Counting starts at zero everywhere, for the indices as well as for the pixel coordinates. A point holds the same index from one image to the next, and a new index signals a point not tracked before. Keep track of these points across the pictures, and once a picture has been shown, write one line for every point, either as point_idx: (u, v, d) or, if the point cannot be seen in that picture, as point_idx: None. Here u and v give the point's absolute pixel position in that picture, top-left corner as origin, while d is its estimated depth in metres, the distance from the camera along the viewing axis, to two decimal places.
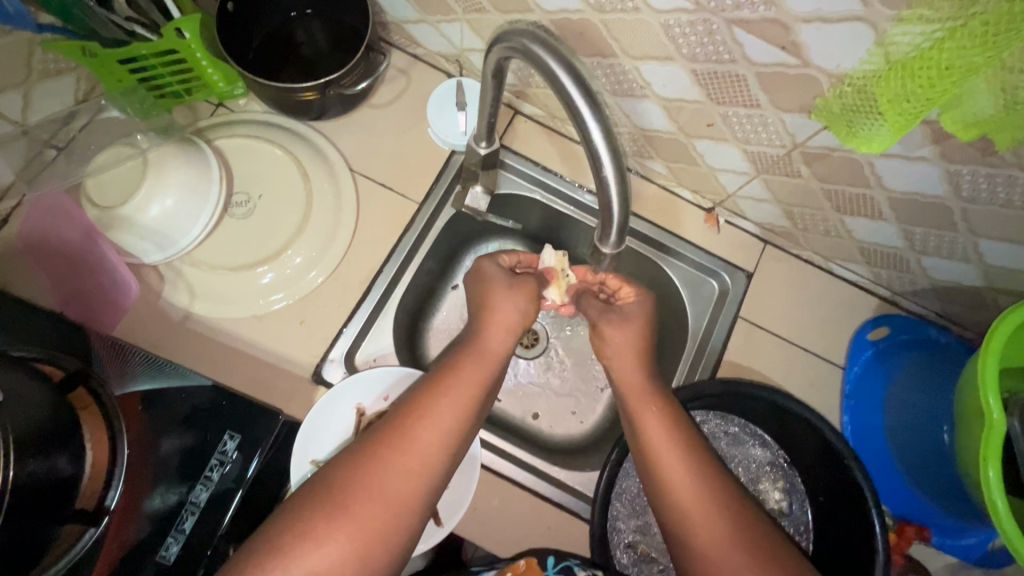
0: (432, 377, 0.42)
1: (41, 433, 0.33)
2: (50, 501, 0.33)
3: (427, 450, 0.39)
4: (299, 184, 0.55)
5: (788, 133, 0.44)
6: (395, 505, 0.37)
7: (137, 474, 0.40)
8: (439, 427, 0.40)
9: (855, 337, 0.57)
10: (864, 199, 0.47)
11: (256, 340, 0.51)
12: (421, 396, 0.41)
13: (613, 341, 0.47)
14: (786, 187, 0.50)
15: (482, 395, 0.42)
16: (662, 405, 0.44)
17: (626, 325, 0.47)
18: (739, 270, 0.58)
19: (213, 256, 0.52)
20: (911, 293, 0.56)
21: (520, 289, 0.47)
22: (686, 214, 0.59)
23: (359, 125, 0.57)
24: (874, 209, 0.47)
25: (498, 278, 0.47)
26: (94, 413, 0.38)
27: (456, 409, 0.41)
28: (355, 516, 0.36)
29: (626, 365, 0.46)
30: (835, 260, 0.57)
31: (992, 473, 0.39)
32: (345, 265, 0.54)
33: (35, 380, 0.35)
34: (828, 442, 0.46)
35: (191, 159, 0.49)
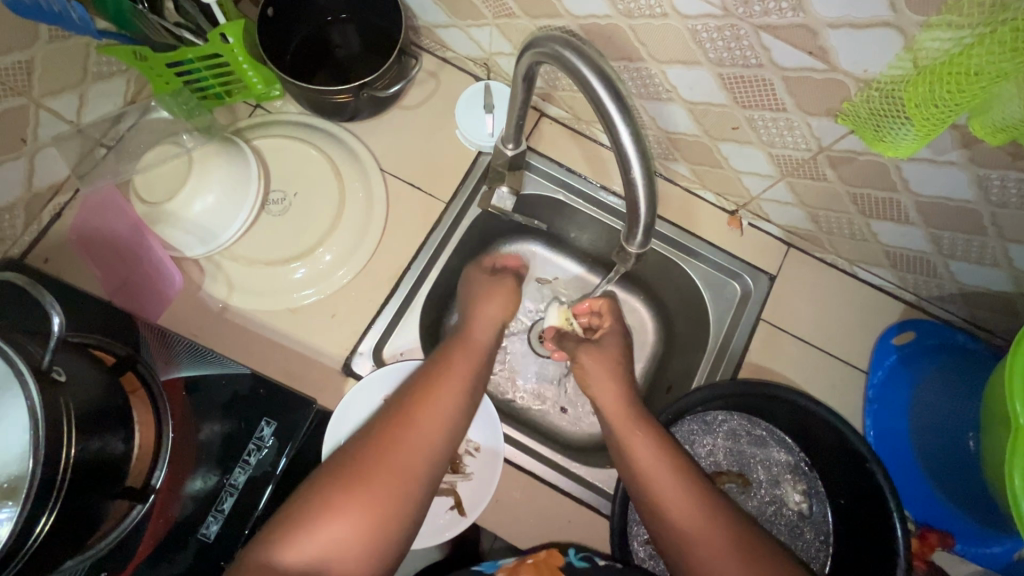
0: (429, 367, 0.46)
1: (96, 416, 0.36)
2: (103, 479, 0.36)
3: (429, 425, 0.42)
4: (332, 184, 0.57)
5: (815, 136, 0.44)
6: (404, 474, 0.40)
7: (181, 457, 0.42)
8: (439, 407, 0.43)
9: (879, 342, 0.57)
10: (890, 203, 0.47)
11: (289, 332, 0.53)
12: (421, 382, 0.45)
13: (591, 368, 0.52)
14: (811, 190, 0.50)
15: (474, 377, 0.47)
16: (650, 430, 0.46)
17: (602, 355, 0.53)
18: (761, 272, 0.59)
19: (250, 251, 0.54)
20: (937, 298, 0.55)
21: (501, 287, 0.53)
22: (709, 216, 0.60)
23: (389, 126, 0.59)
24: (900, 213, 0.47)
25: (482, 279, 0.54)
26: (142, 398, 0.42)
27: (454, 390, 0.45)
28: (366, 481, 0.39)
29: (609, 394, 0.50)
30: (859, 264, 0.57)
31: (1019, 482, 0.39)
32: (375, 262, 0.55)
33: (90, 364, 0.38)
34: (851, 446, 0.45)
35: (230, 158, 0.51)
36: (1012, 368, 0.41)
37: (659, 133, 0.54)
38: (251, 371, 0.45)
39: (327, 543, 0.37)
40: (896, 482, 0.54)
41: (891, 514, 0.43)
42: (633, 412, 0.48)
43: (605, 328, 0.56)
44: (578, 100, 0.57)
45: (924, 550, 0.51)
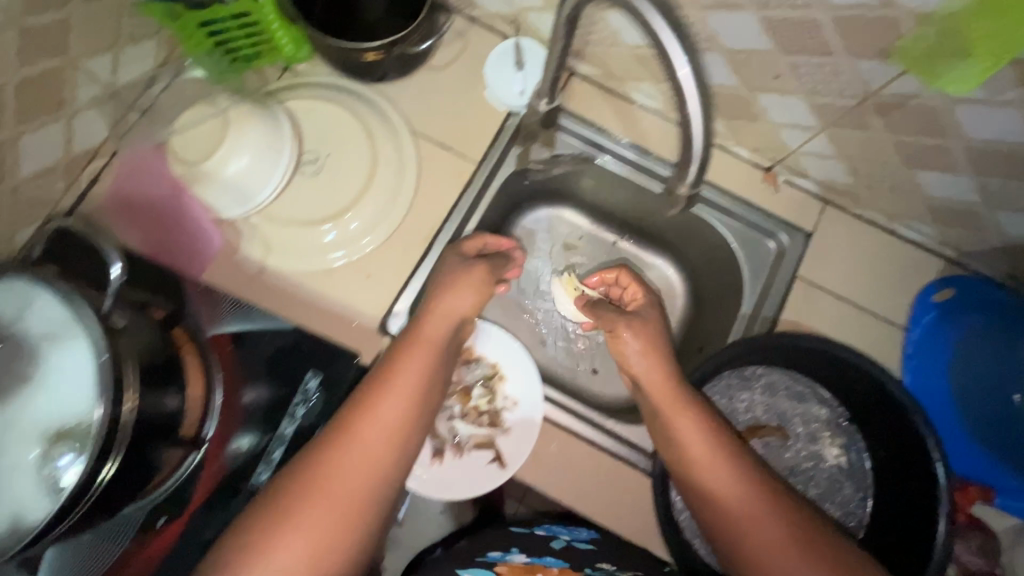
0: (367, 379, 0.44)
1: (150, 366, 0.36)
2: (161, 428, 0.37)
3: (370, 449, 0.40)
4: (363, 143, 0.57)
5: (862, 81, 0.43)
6: (350, 497, 0.38)
7: (230, 407, 0.43)
8: (381, 422, 0.41)
9: (918, 300, 0.55)
10: (938, 150, 0.45)
11: (326, 292, 0.53)
12: (360, 395, 0.42)
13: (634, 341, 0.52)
14: (852, 141, 0.49)
15: (422, 382, 0.44)
16: (696, 410, 0.47)
17: (646, 327, 0.53)
18: (799, 230, 0.58)
19: (286, 211, 0.54)
20: (979, 253, 0.54)
21: (467, 279, 0.49)
22: (743, 174, 0.59)
23: (419, 87, 0.59)
24: (948, 161, 0.46)
25: (458, 267, 0.50)
26: (192, 348, 0.42)
27: (400, 402, 0.42)
28: (306, 516, 0.37)
29: (651, 366, 0.50)
30: (898, 220, 0.56)
31: None
32: (407, 222, 0.56)
33: (140, 316, 0.38)
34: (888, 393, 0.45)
35: (264, 117, 0.51)
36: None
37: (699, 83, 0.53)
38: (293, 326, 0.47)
39: None
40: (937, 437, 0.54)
41: (932, 459, 0.43)
42: (679, 390, 0.48)
43: (639, 299, 0.57)
44: (611, 56, 0.55)
45: (964, 504, 0.52)
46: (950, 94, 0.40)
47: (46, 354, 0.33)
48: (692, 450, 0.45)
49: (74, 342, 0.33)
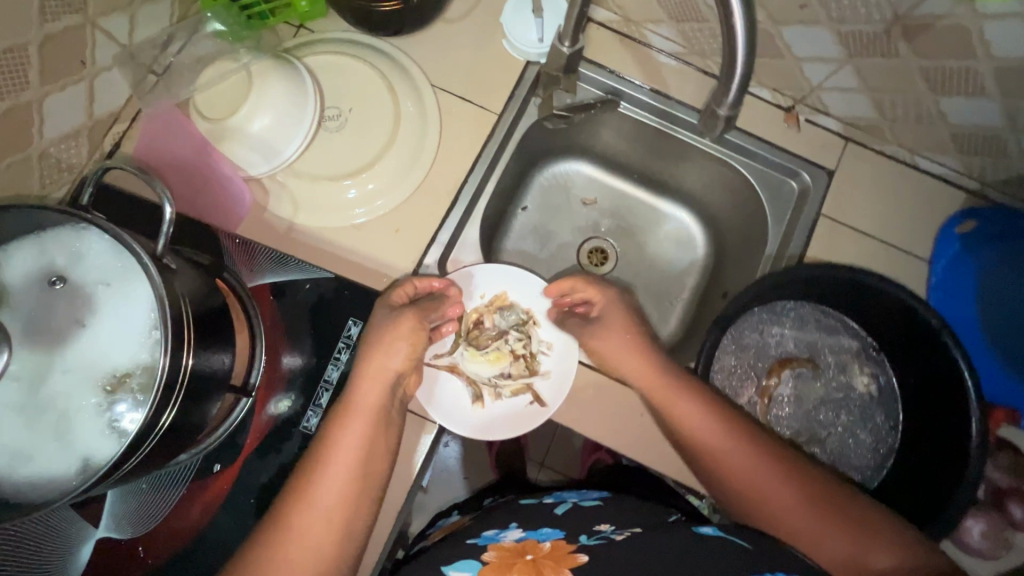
0: (308, 456, 0.45)
1: (201, 316, 0.38)
2: (215, 381, 0.39)
3: (311, 532, 0.41)
4: (386, 98, 0.56)
5: (890, 4, 0.43)
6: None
7: (274, 347, 0.50)
8: (318, 504, 0.42)
9: (942, 232, 0.55)
10: (965, 73, 0.46)
11: (356, 245, 0.53)
12: (299, 476, 0.43)
13: (608, 347, 0.54)
14: (877, 70, 0.49)
15: (364, 455, 0.44)
16: (697, 404, 0.48)
17: (608, 334, 0.54)
18: (820, 167, 0.57)
19: (310, 167, 0.54)
20: (1002, 181, 0.55)
21: (398, 331, 0.48)
22: (766, 114, 0.57)
23: (436, 40, 0.58)
24: (975, 83, 0.46)
25: (384, 320, 0.49)
26: (235, 303, 0.45)
27: (340, 480, 0.43)
28: None
29: (639, 366, 0.52)
30: (921, 152, 0.56)
31: None
32: (435, 176, 0.55)
33: (189, 266, 0.39)
34: (920, 319, 0.46)
35: (288, 71, 0.50)
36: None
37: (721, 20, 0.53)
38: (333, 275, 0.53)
39: None
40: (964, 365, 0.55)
41: (961, 373, 0.44)
42: (672, 382, 0.50)
43: (598, 301, 0.57)
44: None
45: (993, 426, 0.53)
46: (985, 7, 0.40)
47: (99, 300, 0.34)
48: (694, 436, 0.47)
49: (134, 293, 0.34)
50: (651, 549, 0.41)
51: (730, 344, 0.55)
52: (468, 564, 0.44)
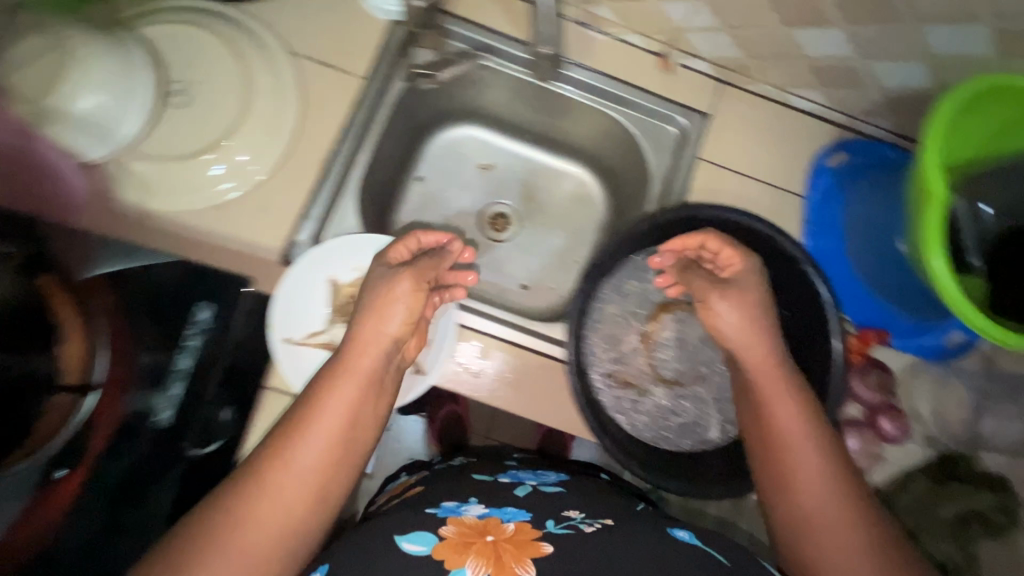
0: (289, 425, 0.57)
1: (4, 310, 0.53)
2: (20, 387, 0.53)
3: (292, 483, 0.54)
4: (231, 63, 0.67)
5: None
6: (262, 538, 0.52)
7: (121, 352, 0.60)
8: (301, 460, 0.55)
9: (812, 164, 0.72)
10: (812, 6, 0.55)
11: (228, 231, 0.66)
12: (275, 444, 0.55)
13: (725, 311, 0.67)
14: (730, 4, 0.60)
15: (345, 435, 0.58)
16: (779, 369, 0.63)
17: (738, 296, 0.67)
18: (696, 111, 0.72)
19: (153, 151, 0.64)
20: (794, 86, 0.71)
21: (409, 296, 0.64)
22: (642, 61, 0.73)
23: (293, 8, 0.70)
24: (819, 13, 0.56)
25: (381, 278, 0.66)
26: (62, 300, 0.56)
27: (323, 447, 0.56)
28: (232, 542, 0.51)
29: (735, 318, 0.66)
30: (790, 90, 0.72)
31: (939, 262, 0.52)
32: (302, 146, 0.68)
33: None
34: (789, 250, 0.67)
35: (113, 52, 0.59)
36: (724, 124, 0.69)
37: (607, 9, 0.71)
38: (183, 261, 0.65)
39: None
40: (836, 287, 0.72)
41: (817, 285, 0.66)
42: (771, 351, 0.64)
43: (735, 265, 0.67)
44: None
45: (860, 345, 0.70)
46: None
47: None
48: (777, 434, 0.60)
49: None
50: (610, 553, 0.53)
51: (607, 288, 0.76)
52: (423, 537, 0.53)
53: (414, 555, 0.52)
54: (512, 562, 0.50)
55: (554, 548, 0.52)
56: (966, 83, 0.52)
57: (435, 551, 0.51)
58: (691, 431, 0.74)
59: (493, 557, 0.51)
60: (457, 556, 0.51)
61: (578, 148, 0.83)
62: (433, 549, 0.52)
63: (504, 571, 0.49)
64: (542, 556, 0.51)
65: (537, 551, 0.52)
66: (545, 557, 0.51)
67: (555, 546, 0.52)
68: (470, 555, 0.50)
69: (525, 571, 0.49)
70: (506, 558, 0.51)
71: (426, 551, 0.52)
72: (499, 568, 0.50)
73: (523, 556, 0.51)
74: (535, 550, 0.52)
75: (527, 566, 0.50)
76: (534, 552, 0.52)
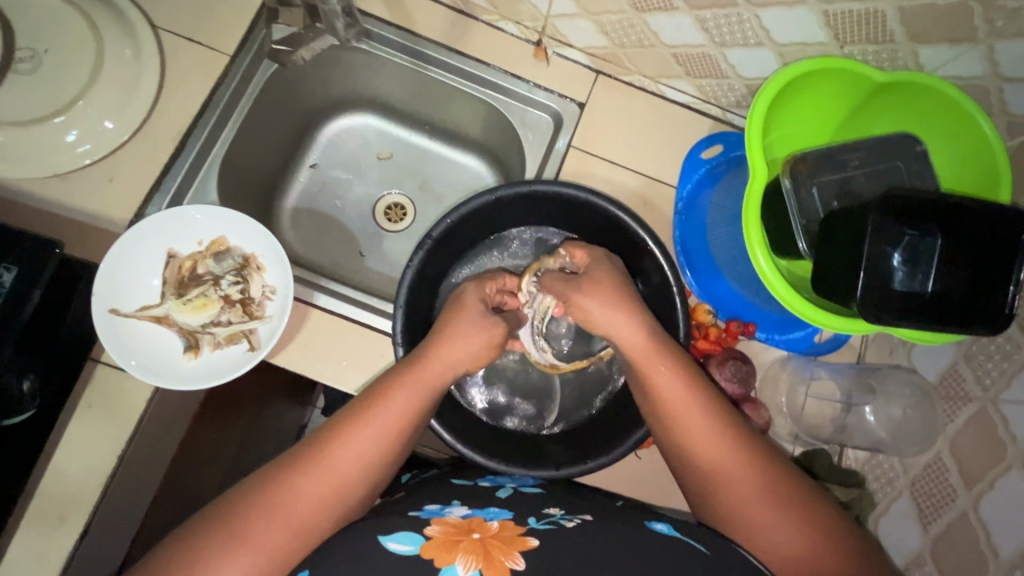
0: (348, 411, 0.69)
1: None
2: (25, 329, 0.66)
3: (339, 463, 0.65)
4: (127, 40, 0.90)
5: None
6: (319, 502, 0.63)
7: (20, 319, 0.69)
8: (344, 446, 0.65)
9: (691, 159, 0.97)
10: (740, 16, 0.80)
11: (172, 225, 0.85)
12: (340, 423, 0.67)
13: (586, 297, 0.81)
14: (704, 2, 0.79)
15: (399, 426, 0.69)
16: (668, 366, 0.73)
17: (593, 284, 0.81)
18: (630, 159, 1.00)
19: (70, 137, 0.87)
20: (731, 109, 0.99)
21: (481, 333, 0.80)
22: (650, 26, 0.88)
23: (223, 35, 0.96)
24: (752, 25, 0.80)
25: (471, 306, 0.82)
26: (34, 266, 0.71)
27: (373, 435, 0.67)
28: (301, 494, 0.62)
29: (624, 326, 0.77)
30: (732, 112, 1.00)
31: (762, 260, 0.72)
32: (464, 293, 0.85)
33: None
34: (638, 237, 0.83)
35: (67, 31, 0.88)
36: (748, 139, 0.73)
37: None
38: (166, 252, 0.86)
39: (260, 543, 0.59)
40: (701, 277, 0.95)
41: (674, 289, 0.82)
42: (652, 351, 0.74)
43: (584, 257, 0.86)
44: None
45: (729, 338, 0.91)
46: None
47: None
48: (666, 400, 0.71)
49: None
50: (588, 543, 0.60)
51: (465, 266, 0.96)
52: (408, 538, 0.59)
53: (402, 553, 0.57)
54: (500, 556, 0.56)
55: (538, 542, 0.59)
56: (759, 112, 0.72)
57: (424, 549, 0.57)
58: (529, 416, 0.94)
59: (482, 553, 0.56)
60: (447, 553, 0.56)
61: (537, 113, 1.03)
62: (422, 548, 0.57)
63: (494, 563, 0.55)
64: (528, 548, 0.57)
65: (522, 544, 0.58)
66: (530, 549, 0.57)
67: (540, 540, 0.59)
68: (460, 551, 0.56)
69: (513, 561, 0.55)
70: (494, 552, 0.56)
71: (413, 549, 0.57)
72: (489, 561, 0.55)
73: (511, 549, 0.57)
74: (521, 543, 0.58)
75: (516, 558, 0.55)
76: (520, 545, 0.58)
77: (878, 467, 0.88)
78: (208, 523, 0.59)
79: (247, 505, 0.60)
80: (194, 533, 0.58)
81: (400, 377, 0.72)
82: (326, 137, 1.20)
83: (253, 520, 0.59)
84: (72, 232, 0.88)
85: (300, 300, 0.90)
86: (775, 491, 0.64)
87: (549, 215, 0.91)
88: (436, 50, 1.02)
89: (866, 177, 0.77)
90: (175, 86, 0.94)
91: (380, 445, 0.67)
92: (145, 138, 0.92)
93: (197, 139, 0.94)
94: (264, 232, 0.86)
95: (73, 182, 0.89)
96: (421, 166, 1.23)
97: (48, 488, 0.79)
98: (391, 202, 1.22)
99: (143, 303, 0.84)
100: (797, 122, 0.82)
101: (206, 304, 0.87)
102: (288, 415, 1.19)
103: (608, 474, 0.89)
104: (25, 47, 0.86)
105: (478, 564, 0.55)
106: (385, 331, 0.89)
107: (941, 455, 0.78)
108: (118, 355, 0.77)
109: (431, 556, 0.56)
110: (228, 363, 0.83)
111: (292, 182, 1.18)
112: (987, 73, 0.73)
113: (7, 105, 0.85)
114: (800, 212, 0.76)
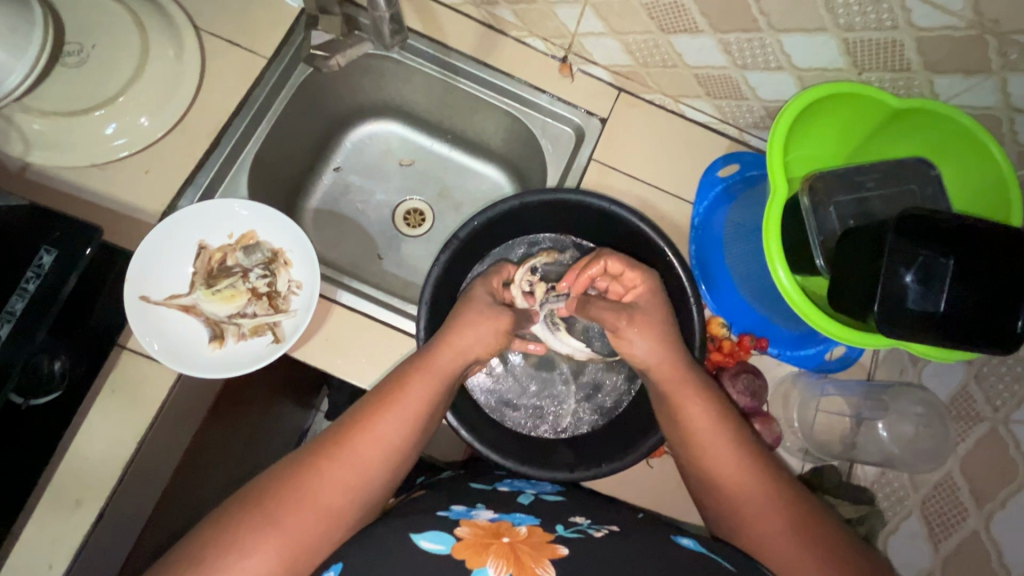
0: (370, 403, 0.70)
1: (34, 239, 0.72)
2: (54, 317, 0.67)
3: (367, 455, 0.66)
4: (172, 39, 0.94)
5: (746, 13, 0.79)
6: (347, 490, 0.64)
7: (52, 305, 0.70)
8: (369, 437, 0.67)
9: (708, 175, 1.00)
10: (762, 41, 0.83)
11: (208, 218, 0.87)
12: (364, 414, 0.69)
13: (632, 327, 0.80)
14: (728, 26, 0.83)
15: (419, 418, 0.70)
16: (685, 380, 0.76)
17: (642, 318, 0.81)
18: (648, 173, 1.03)
19: (110, 130, 0.90)
20: (748, 130, 1.02)
21: (487, 324, 0.81)
22: (674, 47, 0.91)
23: (261, 38, 1.00)
24: (774, 49, 0.83)
25: (480, 300, 0.83)
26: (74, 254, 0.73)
27: (398, 426, 0.68)
28: (329, 482, 0.63)
29: (647, 343, 0.79)
30: (749, 133, 1.03)
31: (782, 274, 0.74)
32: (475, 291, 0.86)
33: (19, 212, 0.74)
34: (658, 247, 0.85)
35: (112, 28, 0.90)
36: (767, 156, 0.76)
37: (710, 22, 0.83)
38: (200, 245, 0.88)
39: (292, 528, 0.60)
40: (716, 290, 0.97)
41: (692, 301, 0.84)
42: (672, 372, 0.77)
43: (638, 283, 0.83)
44: (538, 10, 0.97)
45: (744, 350, 0.93)
46: (775, 25, 0.79)
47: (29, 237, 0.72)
48: (681, 413, 0.75)
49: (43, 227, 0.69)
50: (613, 553, 0.60)
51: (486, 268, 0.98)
52: (439, 537, 0.60)
53: (433, 552, 0.58)
54: (530, 562, 0.56)
55: (568, 551, 0.59)
56: (779, 133, 0.75)
57: (455, 549, 0.58)
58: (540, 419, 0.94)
59: (513, 557, 0.57)
60: (478, 555, 0.56)
61: (560, 126, 1.06)
62: (453, 548, 0.58)
63: (524, 569, 0.55)
64: (557, 556, 0.58)
65: (551, 552, 0.58)
66: (559, 557, 0.58)
67: (569, 550, 0.59)
68: (490, 554, 0.57)
69: (543, 569, 0.55)
70: (524, 558, 0.57)
71: (444, 549, 0.58)
72: (519, 566, 0.55)
73: (540, 556, 0.57)
74: (551, 551, 0.59)
75: (546, 565, 0.56)
76: (550, 553, 0.58)
77: (889, 485, 0.89)
78: (241, 506, 0.60)
79: (279, 492, 0.61)
80: (228, 515, 0.59)
81: (419, 368, 0.73)
82: (351, 142, 1.23)
83: (284, 505, 0.60)
84: (107, 220, 0.90)
85: (323, 296, 0.92)
86: (790, 506, 0.67)
87: (574, 226, 0.94)
88: (465, 62, 1.06)
89: (881, 200, 0.80)
90: (212, 85, 0.97)
91: (400, 432, 0.68)
92: (181, 134, 0.95)
93: (230, 137, 0.97)
94: (293, 228, 0.87)
95: (110, 172, 0.92)
96: (442, 175, 1.26)
97: (70, 472, 0.79)
98: (410, 207, 1.25)
99: (172, 293, 0.86)
100: (814, 144, 0.86)
101: (233, 296, 0.90)
102: (294, 415, 1.19)
103: (620, 483, 0.89)
104: (70, 41, 0.89)
105: (510, 568, 0.55)
106: (405, 329, 0.91)
107: (952, 473, 0.79)
108: (143, 339, 0.79)
109: (462, 557, 0.57)
110: (250, 354, 0.84)
111: (315, 184, 1.21)
112: (999, 104, 0.76)
113: (52, 96, 0.88)
114: (818, 229, 0.78)
